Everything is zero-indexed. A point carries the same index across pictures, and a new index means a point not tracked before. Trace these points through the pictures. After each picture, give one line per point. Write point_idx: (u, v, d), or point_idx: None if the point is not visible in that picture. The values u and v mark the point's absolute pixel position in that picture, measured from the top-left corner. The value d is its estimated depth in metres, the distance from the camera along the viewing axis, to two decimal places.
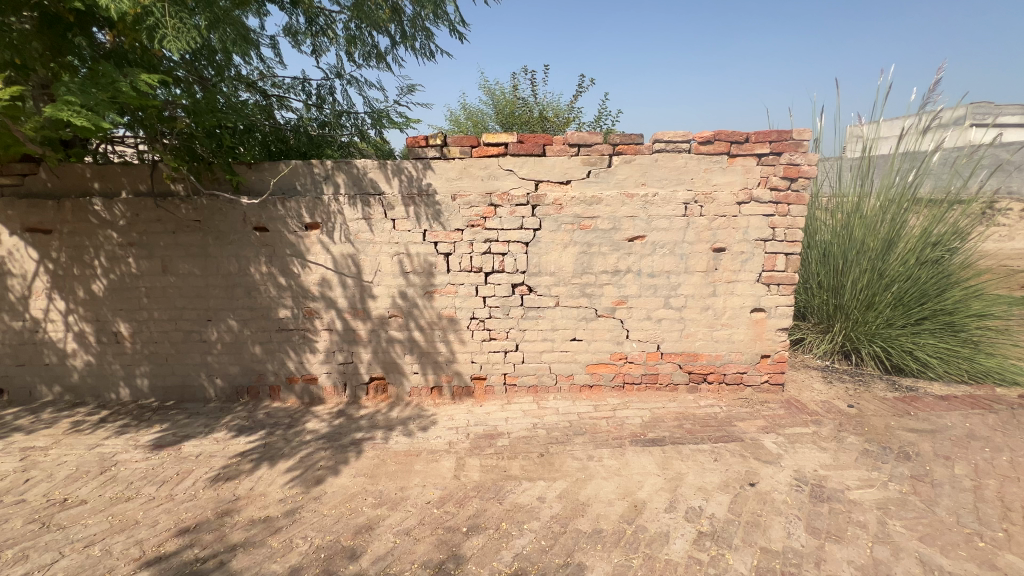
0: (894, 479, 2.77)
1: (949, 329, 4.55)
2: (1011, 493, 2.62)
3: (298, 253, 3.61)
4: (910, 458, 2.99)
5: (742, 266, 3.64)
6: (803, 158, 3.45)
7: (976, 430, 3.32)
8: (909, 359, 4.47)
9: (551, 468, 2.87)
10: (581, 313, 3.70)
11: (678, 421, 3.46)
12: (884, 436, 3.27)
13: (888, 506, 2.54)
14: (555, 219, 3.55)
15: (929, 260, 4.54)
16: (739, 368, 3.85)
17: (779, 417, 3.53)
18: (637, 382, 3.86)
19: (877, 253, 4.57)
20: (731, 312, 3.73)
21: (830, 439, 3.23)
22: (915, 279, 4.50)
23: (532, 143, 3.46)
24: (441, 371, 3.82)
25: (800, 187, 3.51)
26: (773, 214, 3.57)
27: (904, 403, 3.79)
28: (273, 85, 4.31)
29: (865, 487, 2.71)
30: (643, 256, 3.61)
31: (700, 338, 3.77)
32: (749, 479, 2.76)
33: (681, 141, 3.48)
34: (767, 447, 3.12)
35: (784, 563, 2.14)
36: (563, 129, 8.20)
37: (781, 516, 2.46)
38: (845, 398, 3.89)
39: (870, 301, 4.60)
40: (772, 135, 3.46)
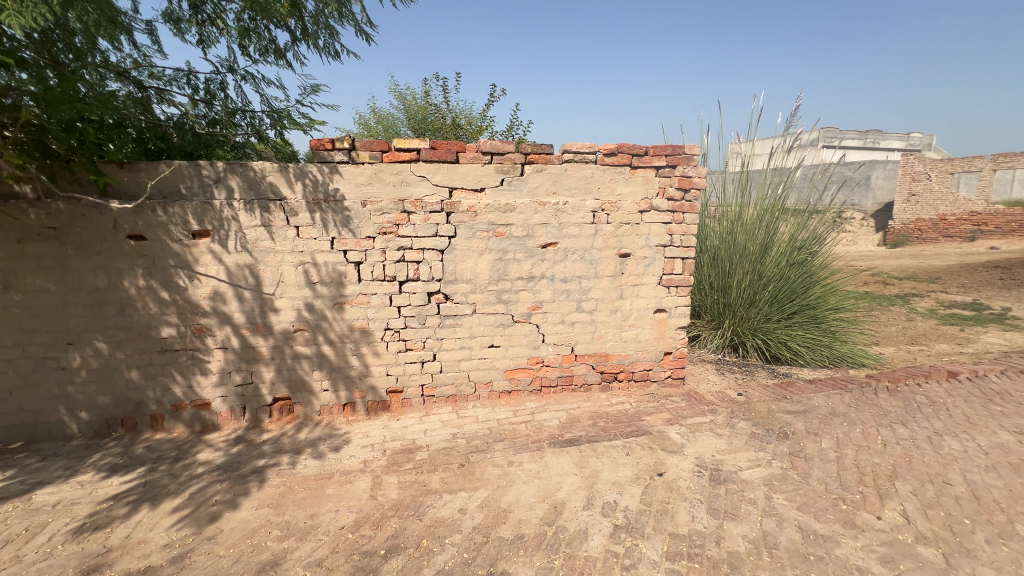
0: (776, 457, 3.13)
1: (813, 322, 5.28)
2: (864, 460, 3.08)
3: (183, 263, 3.23)
4: (788, 437, 3.40)
5: (645, 271, 3.91)
6: (694, 171, 3.80)
7: (837, 408, 3.87)
8: (784, 349, 5.10)
9: (472, 478, 2.84)
10: (498, 319, 3.73)
11: (593, 420, 3.61)
12: (767, 419, 3.68)
13: (773, 482, 2.86)
14: (470, 226, 3.54)
15: (796, 262, 5.23)
16: (645, 366, 4.11)
17: (680, 409, 3.82)
18: (553, 385, 3.96)
19: (756, 257, 5.15)
20: (637, 313, 3.98)
21: (724, 426, 3.57)
22: (786, 279, 5.16)
23: (445, 150, 3.43)
24: (353, 386, 3.62)
25: (692, 197, 3.85)
26: (671, 222, 3.88)
27: (782, 388, 4.30)
28: (152, 76, 3.79)
29: (753, 467, 3.02)
30: (556, 262, 3.73)
31: (610, 338, 3.97)
32: (657, 470, 2.96)
33: (588, 152, 3.66)
34: (672, 438, 3.36)
35: (689, 545, 2.31)
36: (476, 137, 8.24)
37: (686, 501, 2.65)
38: (734, 388, 4.33)
39: (752, 299, 5.18)
40: (667, 150, 3.76)
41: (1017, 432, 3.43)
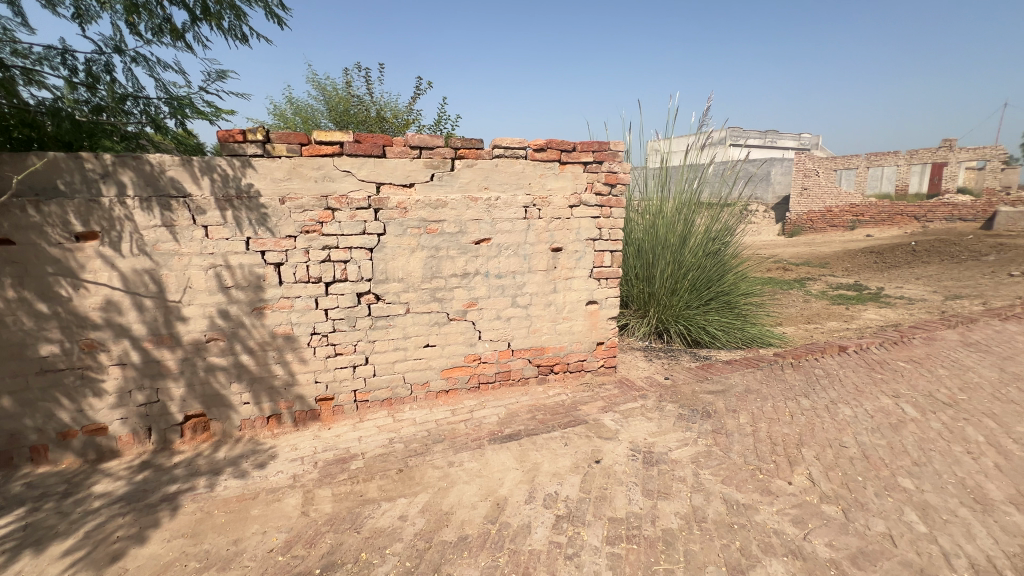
0: (701, 435, 3.35)
1: (727, 307, 5.72)
2: (776, 432, 3.38)
3: (66, 270, 2.82)
4: (711, 415, 3.65)
5: (577, 264, 4.00)
6: (620, 167, 3.94)
7: (751, 385, 4.22)
8: (703, 333, 5.48)
9: (411, 482, 2.75)
10: (433, 318, 3.64)
11: (531, 413, 3.64)
12: (692, 400, 3.93)
13: (699, 459, 3.06)
14: (400, 223, 3.42)
15: (711, 252, 5.62)
16: (579, 356, 4.22)
17: (614, 397, 3.97)
18: (491, 381, 3.95)
19: (676, 248, 5.47)
20: (570, 306, 4.07)
21: (654, 409, 3.76)
22: (703, 268, 5.53)
23: (371, 143, 3.28)
24: (278, 397, 3.37)
25: (619, 192, 4.00)
26: (599, 217, 4.00)
27: (703, 370, 4.61)
28: (15, 53, 3.25)
29: (682, 446, 3.22)
30: (490, 258, 3.72)
31: (545, 332, 4.03)
32: (595, 457, 3.05)
33: (518, 148, 3.66)
34: (607, 425, 3.49)
35: (628, 528, 2.41)
36: (403, 132, 8.01)
37: (622, 485, 2.76)
38: (661, 372, 4.58)
39: (673, 288, 5.50)
40: (594, 146, 3.86)
41: (894, 396, 3.95)
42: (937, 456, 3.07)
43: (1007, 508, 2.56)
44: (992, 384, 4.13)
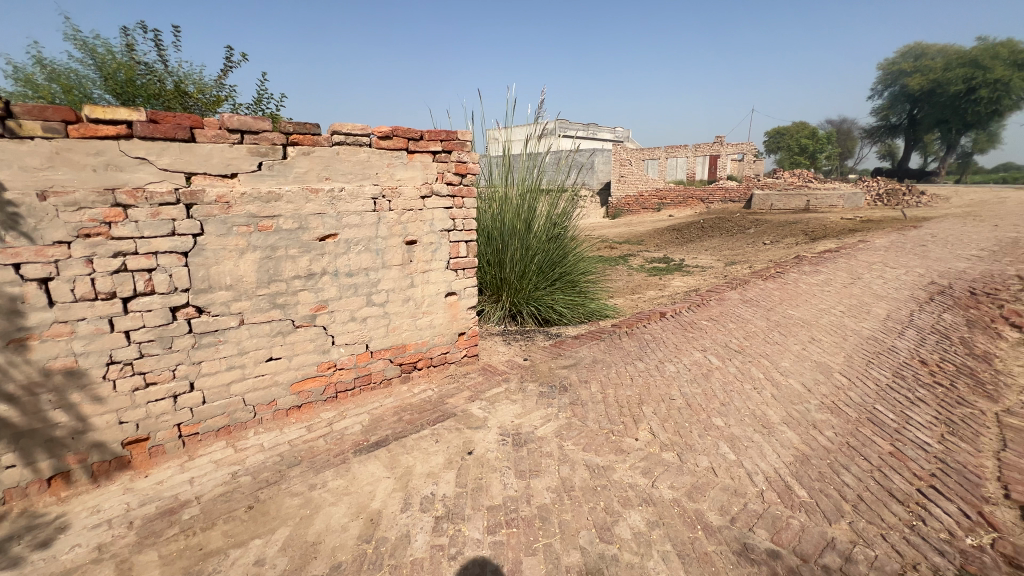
0: (561, 409, 3.61)
1: (570, 285, 6.26)
2: (621, 395, 3.83)
3: None
4: (567, 389, 3.96)
5: (433, 256, 3.92)
6: (469, 156, 3.94)
7: (597, 356, 4.70)
8: (551, 312, 5.92)
9: (266, 519, 2.41)
10: (275, 327, 3.20)
11: (397, 415, 3.49)
12: (549, 377, 4.21)
13: (562, 431, 3.29)
14: (222, 220, 2.90)
15: (553, 236, 6.04)
16: (442, 349, 4.17)
17: (479, 385, 4.04)
18: (350, 388, 3.66)
19: (523, 234, 5.72)
20: (429, 299, 3.97)
21: (518, 391, 3.93)
22: (547, 252, 5.92)
23: (172, 125, 2.70)
24: (63, 451, 2.61)
25: (469, 182, 4.01)
26: (452, 207, 3.96)
27: (556, 347, 4.98)
28: None
29: (546, 422, 3.42)
30: (338, 255, 3.40)
31: (405, 329, 3.88)
32: (467, 449, 3.06)
33: (361, 134, 3.38)
34: (475, 414, 3.52)
35: (506, 513, 2.47)
36: (213, 110, 6.84)
37: (496, 471, 2.83)
38: (520, 354, 4.80)
39: (523, 272, 5.79)
40: (442, 134, 3.78)
41: (702, 349, 4.79)
42: (735, 395, 3.81)
43: (782, 428, 3.32)
44: (763, 331, 5.30)
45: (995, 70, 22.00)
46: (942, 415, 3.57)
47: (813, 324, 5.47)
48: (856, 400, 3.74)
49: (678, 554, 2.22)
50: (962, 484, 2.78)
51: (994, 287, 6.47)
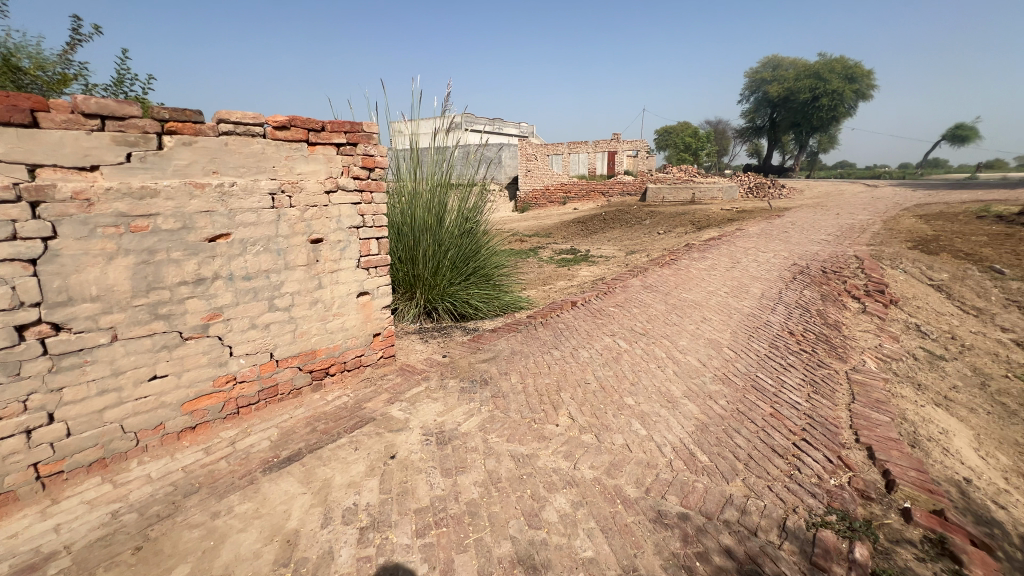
0: (483, 403, 3.63)
1: (484, 279, 6.29)
2: (540, 384, 3.94)
3: None
4: (488, 382, 3.99)
5: (342, 255, 3.70)
6: (376, 150, 3.78)
7: (514, 348, 4.78)
8: (467, 307, 5.92)
9: (160, 558, 2.12)
10: (157, 341, 2.82)
11: (310, 426, 3.27)
12: (470, 372, 4.21)
13: (486, 425, 3.31)
14: (82, 221, 2.48)
15: (466, 230, 6.00)
16: (356, 353, 3.97)
17: (398, 386, 3.91)
18: (254, 402, 3.35)
19: (435, 230, 5.62)
20: (339, 301, 3.75)
21: (438, 389, 3.88)
22: (461, 246, 5.89)
23: (7, 106, 2.24)
24: None
25: (378, 176, 3.85)
26: (360, 202, 3.77)
27: (474, 342, 4.99)
28: None
29: (469, 418, 3.42)
30: (232, 257, 3.08)
31: (314, 333, 3.63)
32: (389, 453, 2.95)
33: (254, 124, 3.09)
34: (396, 416, 3.41)
35: (435, 513, 2.43)
36: (59, 90, 5.80)
37: (422, 472, 2.77)
38: (439, 351, 4.73)
39: (437, 268, 5.71)
40: (346, 126, 3.57)
41: (611, 334, 5.09)
42: (643, 375, 4.11)
43: (684, 401, 3.65)
44: (663, 314, 5.76)
45: (833, 82, 25.92)
46: (808, 378, 4.17)
47: (703, 305, 6.07)
48: (742, 370, 4.22)
49: (602, 529, 2.35)
50: (825, 434, 3.28)
51: (839, 266, 7.66)
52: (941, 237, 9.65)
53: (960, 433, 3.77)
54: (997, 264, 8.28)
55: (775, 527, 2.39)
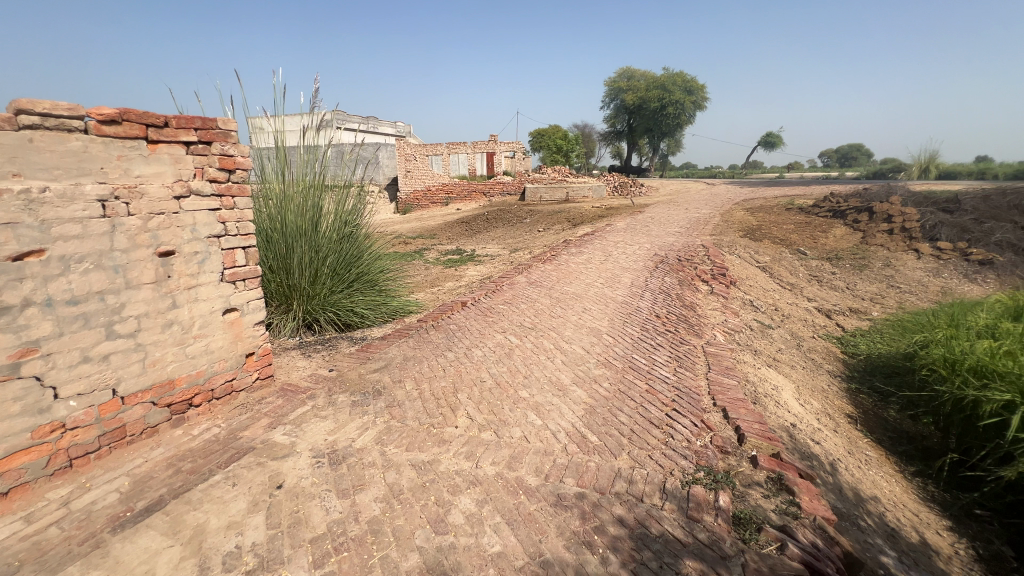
0: (378, 415, 3.48)
1: (369, 285, 6.02)
2: (436, 387, 3.90)
3: None
4: (381, 392, 3.84)
5: (200, 268, 3.26)
6: (235, 149, 3.41)
7: (407, 353, 4.66)
8: (352, 315, 5.61)
9: None
10: None
11: (173, 468, 2.83)
12: (361, 384, 4.00)
13: (382, 437, 3.19)
14: None
15: (346, 235, 5.67)
16: (226, 378, 3.52)
17: (279, 408, 3.57)
18: (93, 450, 2.79)
19: (311, 235, 5.22)
20: (201, 321, 3.30)
21: (327, 406, 3.62)
22: (341, 252, 5.55)
23: None
24: None
25: (239, 179, 3.48)
26: (220, 208, 3.37)
27: (364, 351, 4.75)
28: None
29: (363, 432, 3.26)
30: (49, 278, 2.53)
31: (171, 360, 3.14)
32: (275, 483, 2.69)
33: (70, 117, 2.58)
34: (279, 442, 3.11)
35: (333, 539, 2.28)
36: None
37: (314, 497, 2.57)
38: (324, 365, 4.41)
39: (315, 276, 5.31)
40: (196, 122, 3.16)
41: (502, 331, 5.22)
42: (534, 367, 4.29)
43: (573, 388, 3.90)
44: (548, 307, 6.08)
45: (675, 93, 29.60)
46: (673, 354, 4.74)
47: (583, 296, 6.53)
48: (620, 354, 4.64)
49: (507, 522, 2.41)
50: (690, 402, 3.76)
51: (691, 254, 8.80)
52: (762, 227, 11.61)
53: (786, 387, 4.60)
54: (802, 247, 10.23)
55: (657, 490, 2.68)
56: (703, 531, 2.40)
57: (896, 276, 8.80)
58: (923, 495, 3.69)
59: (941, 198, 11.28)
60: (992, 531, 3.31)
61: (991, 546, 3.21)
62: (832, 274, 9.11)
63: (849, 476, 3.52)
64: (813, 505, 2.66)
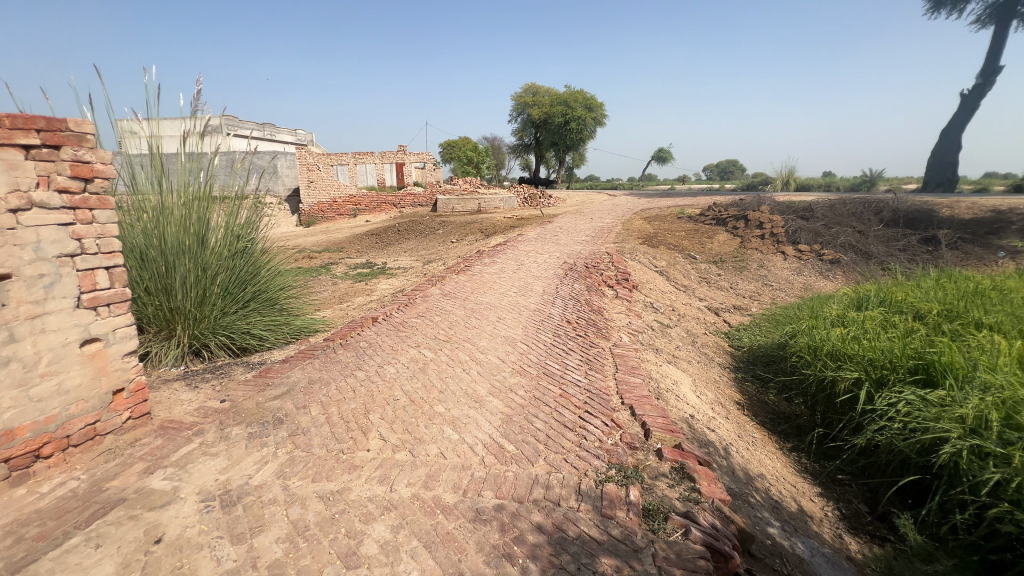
0: (279, 446, 3.19)
1: (267, 303, 5.54)
2: (345, 410, 3.67)
3: None
4: (283, 420, 3.52)
5: (47, 294, 2.77)
6: (93, 155, 2.98)
7: (313, 376, 4.34)
8: (249, 337, 5.12)
9: None
10: None
11: (14, 536, 2.34)
12: (258, 413, 3.63)
13: (284, 470, 2.92)
14: None
15: (238, 250, 5.17)
16: (86, 421, 3.01)
17: (159, 449, 3.12)
18: None
19: (196, 251, 4.68)
20: (50, 356, 2.79)
21: (218, 441, 3.24)
22: (233, 269, 5.05)
23: None
24: None
25: (99, 189, 3.04)
26: (73, 223, 2.90)
27: (262, 377, 4.33)
28: None
29: (262, 466, 2.96)
30: None
31: (7, 407, 2.61)
32: (152, 538, 2.33)
33: None
34: (157, 489, 2.71)
35: None
36: None
37: (202, 548, 2.28)
38: (215, 396, 3.95)
39: (203, 297, 4.77)
40: (39, 122, 2.70)
41: (416, 345, 5.08)
42: (450, 380, 4.22)
43: (489, 398, 3.89)
44: (463, 318, 6.03)
45: (577, 109, 31.27)
46: (584, 358, 4.93)
47: (497, 306, 6.58)
48: (534, 361, 4.73)
49: (425, 545, 2.32)
50: (600, 403, 3.93)
51: (597, 261, 9.30)
52: (659, 234, 12.61)
53: (684, 381, 5.00)
54: (693, 252, 11.28)
55: (573, 492, 2.75)
56: (616, 527, 2.50)
57: (768, 276, 10.03)
58: (798, 467, 4.18)
59: (799, 206, 13.13)
60: (851, 491, 3.83)
61: (852, 505, 3.72)
62: (718, 275, 10.14)
63: (740, 458, 3.90)
64: (711, 489, 2.90)
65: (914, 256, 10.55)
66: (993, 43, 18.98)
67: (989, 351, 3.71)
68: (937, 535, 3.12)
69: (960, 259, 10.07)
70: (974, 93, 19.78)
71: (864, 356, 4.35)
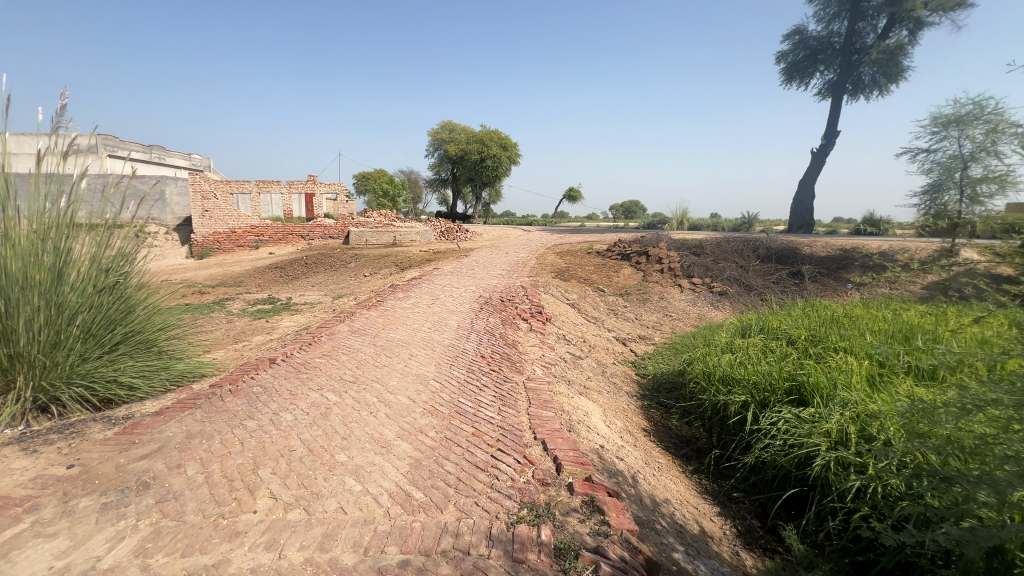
0: (142, 516, 2.71)
1: (141, 346, 4.82)
2: (229, 467, 3.24)
3: None
4: (150, 485, 3.02)
5: None
6: None
7: (192, 429, 3.80)
8: (115, 387, 4.39)
9: None
10: None
11: None
12: (118, 478, 3.08)
13: (145, 547, 2.47)
14: None
15: (105, 287, 4.45)
16: None
17: None
18: None
19: (47, 287, 3.98)
20: None
21: (59, 518, 2.68)
22: (97, 307, 4.34)
23: None
24: None
25: None
26: None
27: (126, 433, 3.71)
28: None
29: (117, 545, 2.48)
30: None
31: None
32: None
33: None
34: None
35: None
36: None
37: None
38: (61, 461, 3.29)
39: (55, 340, 4.02)
40: None
41: (318, 389, 4.69)
42: (355, 426, 3.91)
43: (397, 442, 3.67)
44: (372, 357, 5.72)
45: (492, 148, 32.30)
46: (498, 393, 4.88)
47: (410, 342, 6.34)
48: (447, 399, 4.57)
49: None
50: (513, 440, 3.87)
51: (511, 294, 9.45)
52: (571, 268, 13.21)
53: (594, 412, 5.12)
54: (601, 285, 11.91)
55: (483, 539, 2.64)
56: (527, 571, 2.42)
57: (668, 307, 10.85)
58: (699, 489, 4.41)
59: (692, 243, 14.52)
60: (745, 508, 4.11)
61: (746, 520, 3.98)
62: (624, 307, 10.76)
63: (647, 485, 4.02)
64: (619, 520, 2.94)
65: (785, 288, 12.10)
66: (832, 112, 22.94)
67: (845, 371, 4.27)
68: (816, 542, 3.43)
69: (820, 291, 11.75)
70: (821, 151, 23.60)
71: (750, 380, 4.79)
